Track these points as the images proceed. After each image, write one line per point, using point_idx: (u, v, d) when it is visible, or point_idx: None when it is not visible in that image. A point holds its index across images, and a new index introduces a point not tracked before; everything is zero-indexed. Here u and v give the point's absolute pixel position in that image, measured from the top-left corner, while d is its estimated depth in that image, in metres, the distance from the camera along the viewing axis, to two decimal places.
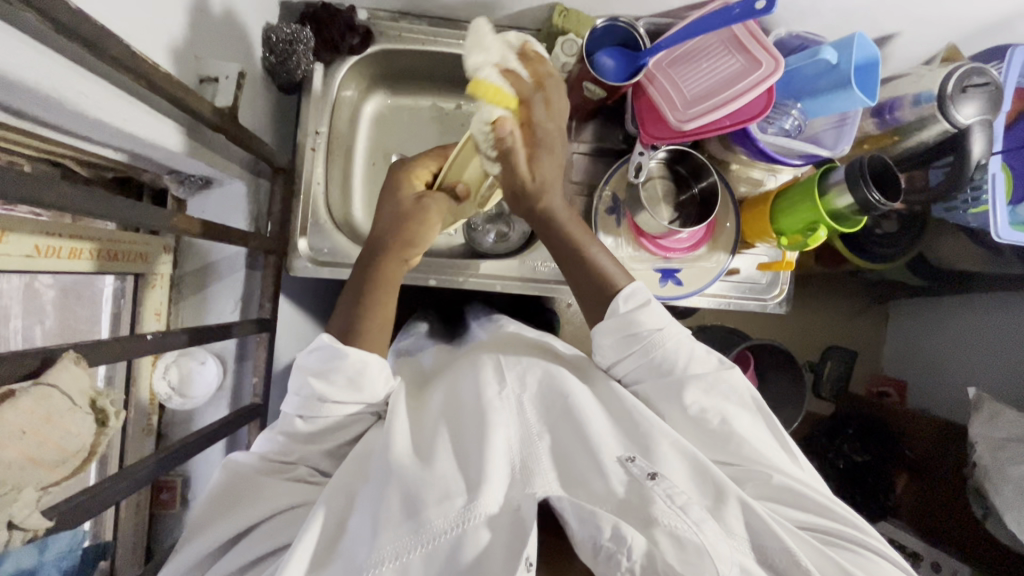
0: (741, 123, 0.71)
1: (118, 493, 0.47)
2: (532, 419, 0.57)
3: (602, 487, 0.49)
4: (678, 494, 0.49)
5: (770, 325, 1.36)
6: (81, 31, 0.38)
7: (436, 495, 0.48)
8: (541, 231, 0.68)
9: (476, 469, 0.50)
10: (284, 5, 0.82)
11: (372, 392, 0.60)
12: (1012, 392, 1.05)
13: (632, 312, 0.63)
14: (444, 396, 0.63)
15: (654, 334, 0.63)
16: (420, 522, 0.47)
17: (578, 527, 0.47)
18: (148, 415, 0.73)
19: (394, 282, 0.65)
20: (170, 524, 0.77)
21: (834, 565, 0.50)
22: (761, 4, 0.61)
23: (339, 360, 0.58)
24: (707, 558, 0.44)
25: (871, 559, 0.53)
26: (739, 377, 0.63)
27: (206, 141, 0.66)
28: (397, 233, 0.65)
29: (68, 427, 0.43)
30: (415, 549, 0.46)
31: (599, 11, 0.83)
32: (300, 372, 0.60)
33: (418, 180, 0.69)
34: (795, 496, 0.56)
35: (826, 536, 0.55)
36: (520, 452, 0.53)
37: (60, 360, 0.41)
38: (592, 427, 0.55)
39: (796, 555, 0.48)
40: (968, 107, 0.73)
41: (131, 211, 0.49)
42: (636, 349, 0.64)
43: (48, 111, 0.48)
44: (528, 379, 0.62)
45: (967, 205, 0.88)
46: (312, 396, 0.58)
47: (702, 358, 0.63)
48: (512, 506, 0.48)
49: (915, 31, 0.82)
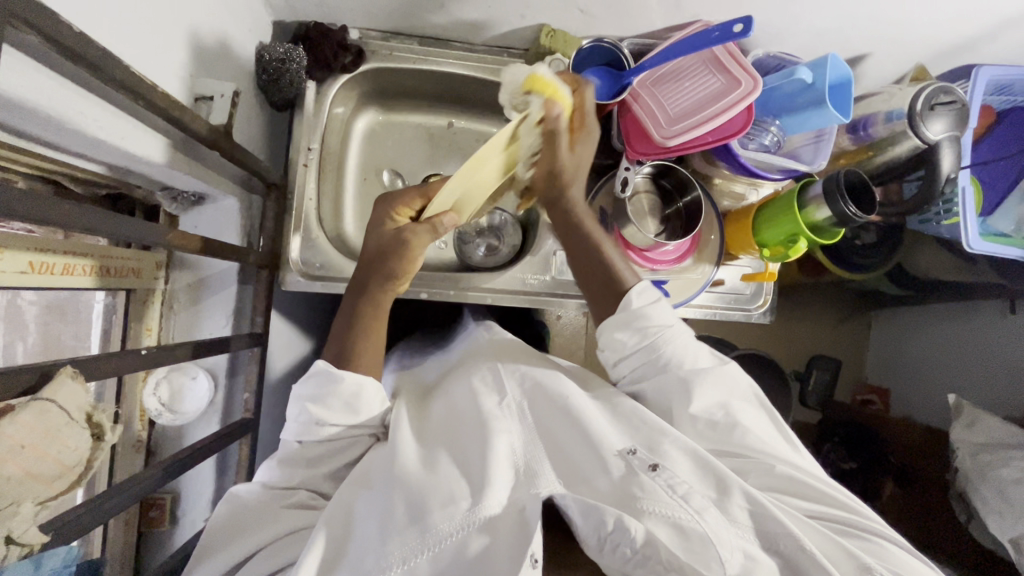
0: (722, 140, 0.74)
1: (110, 510, 0.47)
2: (531, 423, 0.59)
3: (604, 484, 0.52)
4: (679, 484, 0.51)
5: (755, 335, 1.39)
6: (84, 53, 0.39)
7: (440, 500, 0.49)
8: (562, 225, 0.72)
9: (478, 472, 0.52)
10: (277, 26, 0.83)
11: (368, 413, 0.61)
12: (990, 397, 1.08)
13: (642, 306, 0.66)
14: (448, 405, 0.64)
15: (660, 333, 0.65)
16: (426, 526, 0.48)
17: (582, 523, 0.49)
18: (137, 432, 0.72)
19: (383, 314, 0.68)
20: (159, 542, 0.76)
21: (840, 549, 0.50)
22: (738, 27, 0.64)
23: (334, 384, 0.60)
24: (710, 545, 0.46)
25: (883, 545, 0.53)
26: (737, 371, 0.66)
27: (202, 158, 0.67)
28: (381, 270, 0.67)
29: (66, 442, 0.44)
30: (422, 553, 0.47)
31: (585, 32, 0.86)
32: (297, 399, 0.61)
33: (402, 215, 0.69)
34: (800, 483, 0.57)
35: (838, 525, 0.55)
36: (522, 455, 0.55)
37: (58, 375, 0.41)
38: (592, 425, 0.57)
39: (801, 539, 0.48)
40: (936, 124, 0.76)
41: (129, 228, 0.49)
42: (641, 347, 0.66)
43: (48, 131, 0.49)
44: (527, 386, 0.64)
45: (939, 216, 0.91)
46: (310, 421, 0.59)
47: (704, 354, 0.66)
48: (517, 506, 0.49)
49: (885, 52, 0.86)
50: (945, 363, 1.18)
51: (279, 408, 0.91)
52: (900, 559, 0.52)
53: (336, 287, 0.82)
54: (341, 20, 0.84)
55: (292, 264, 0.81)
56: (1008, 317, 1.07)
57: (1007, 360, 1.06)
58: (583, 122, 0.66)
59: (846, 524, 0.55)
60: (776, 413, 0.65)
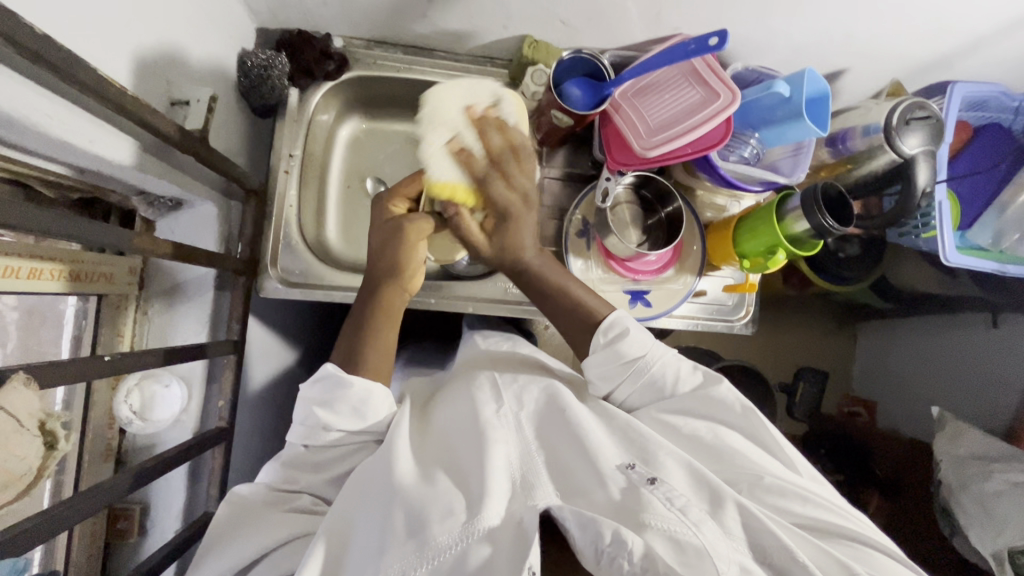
0: (702, 151, 0.75)
1: (64, 522, 0.46)
2: (530, 435, 0.59)
3: (602, 497, 0.51)
4: (677, 498, 0.51)
5: (741, 346, 1.39)
6: (48, 55, 0.39)
7: (440, 512, 0.48)
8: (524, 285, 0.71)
9: (476, 486, 0.51)
10: (260, 33, 0.84)
11: (376, 420, 0.60)
12: (969, 410, 1.09)
13: (615, 343, 0.66)
14: (445, 415, 0.64)
15: (639, 360, 0.66)
16: (425, 539, 0.47)
17: (579, 536, 0.47)
18: (106, 440, 0.70)
19: (398, 315, 0.67)
20: (127, 555, 0.73)
21: (833, 562, 0.50)
22: (715, 40, 0.65)
23: (342, 390, 0.59)
24: (706, 559, 0.45)
25: (871, 553, 0.53)
26: (727, 390, 0.64)
27: (177, 163, 0.66)
28: (390, 267, 0.66)
29: (14, 449, 0.43)
30: (421, 565, 0.45)
31: (567, 44, 0.86)
32: (303, 401, 0.60)
33: (397, 207, 0.69)
34: (791, 495, 0.57)
35: (826, 532, 0.56)
36: (519, 467, 0.54)
37: (8, 382, 0.39)
38: (591, 438, 0.57)
39: (794, 552, 0.48)
40: (912, 139, 0.77)
41: (98, 232, 0.48)
42: (628, 375, 0.67)
43: (12, 132, 0.48)
44: (525, 398, 0.64)
45: (918, 229, 0.92)
46: (316, 425, 0.59)
47: (688, 373, 0.67)
48: (514, 519, 0.48)
49: (863, 67, 0.87)
50: (927, 375, 1.19)
51: (258, 417, 0.89)
52: (888, 566, 0.52)
53: (315, 295, 0.82)
54: (325, 28, 0.84)
55: (271, 270, 0.81)
56: (991, 330, 1.07)
57: (987, 374, 1.07)
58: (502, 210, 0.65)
59: (833, 531, 0.55)
60: (771, 428, 0.62)
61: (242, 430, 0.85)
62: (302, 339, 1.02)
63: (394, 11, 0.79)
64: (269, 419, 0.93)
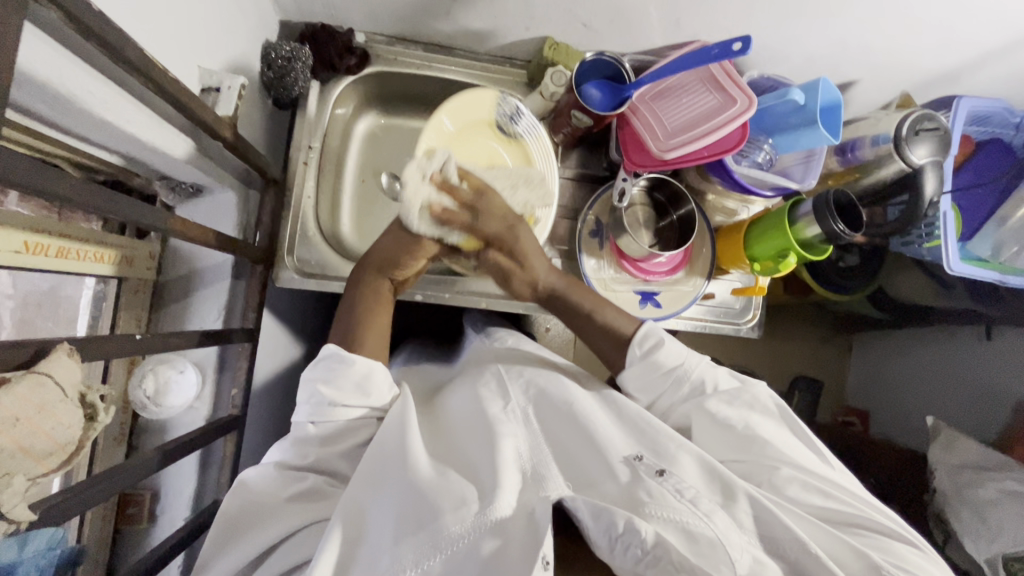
0: (719, 154, 0.77)
1: (95, 496, 0.46)
2: (538, 429, 0.59)
3: (613, 489, 0.50)
4: (688, 489, 0.50)
5: (739, 352, 1.43)
6: (98, 30, 0.39)
7: (452, 502, 0.47)
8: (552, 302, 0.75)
9: (488, 476, 0.50)
10: (284, 25, 0.85)
11: (379, 396, 0.61)
12: (963, 420, 1.10)
13: (648, 355, 0.68)
14: (456, 405, 0.65)
15: (677, 369, 0.67)
16: (438, 528, 0.46)
17: (593, 526, 0.46)
18: (121, 423, 0.70)
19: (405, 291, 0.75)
20: (134, 541, 0.73)
21: (851, 552, 0.50)
22: (738, 45, 0.66)
23: (345, 367, 0.60)
24: (720, 548, 0.45)
25: (890, 542, 0.53)
26: (763, 390, 0.66)
27: (206, 149, 0.67)
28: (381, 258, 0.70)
29: (59, 418, 0.44)
30: (435, 556, 0.45)
31: (586, 47, 0.88)
32: (307, 382, 0.61)
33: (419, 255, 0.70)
34: (811, 489, 0.57)
35: (847, 524, 0.55)
36: (530, 458, 0.53)
37: (54, 352, 0.41)
38: (599, 434, 0.56)
39: (806, 543, 0.48)
40: (921, 149, 0.79)
41: (129, 209, 0.48)
42: (666, 386, 0.68)
43: (55, 108, 0.48)
44: (531, 394, 0.63)
45: (921, 239, 0.95)
46: (322, 402, 0.59)
47: (725, 378, 0.68)
48: (526, 509, 0.47)
49: (872, 78, 0.90)
50: (922, 384, 1.21)
51: (269, 408, 0.90)
52: (911, 558, 0.52)
53: (331, 286, 0.83)
54: (348, 22, 0.85)
55: (287, 261, 0.82)
56: (984, 343, 1.09)
57: (982, 386, 1.08)
58: (507, 235, 0.70)
59: (857, 524, 0.55)
60: (803, 425, 0.64)
61: (252, 420, 0.85)
62: (309, 333, 1.02)
63: (418, 8, 0.80)
64: (275, 411, 0.92)
